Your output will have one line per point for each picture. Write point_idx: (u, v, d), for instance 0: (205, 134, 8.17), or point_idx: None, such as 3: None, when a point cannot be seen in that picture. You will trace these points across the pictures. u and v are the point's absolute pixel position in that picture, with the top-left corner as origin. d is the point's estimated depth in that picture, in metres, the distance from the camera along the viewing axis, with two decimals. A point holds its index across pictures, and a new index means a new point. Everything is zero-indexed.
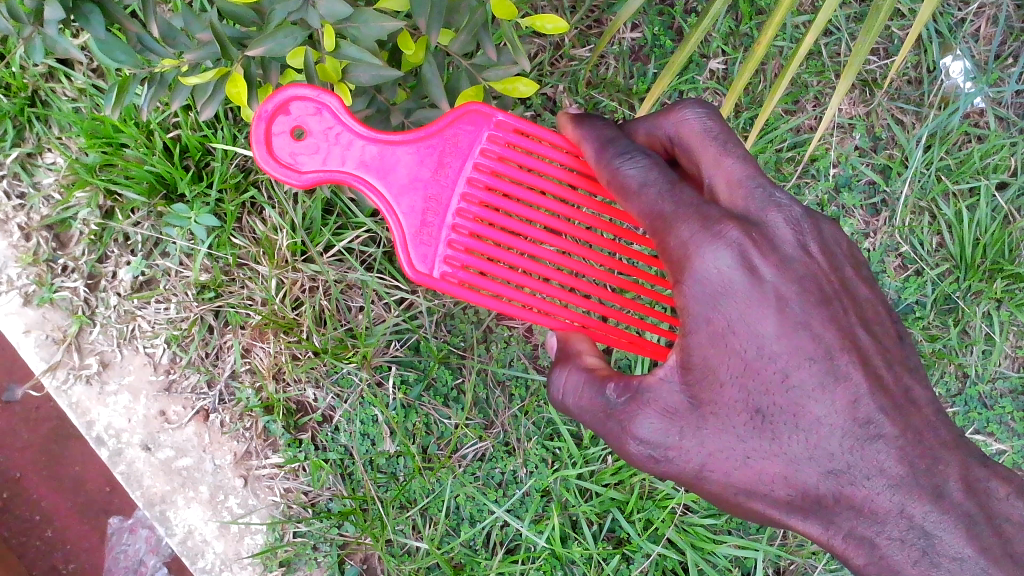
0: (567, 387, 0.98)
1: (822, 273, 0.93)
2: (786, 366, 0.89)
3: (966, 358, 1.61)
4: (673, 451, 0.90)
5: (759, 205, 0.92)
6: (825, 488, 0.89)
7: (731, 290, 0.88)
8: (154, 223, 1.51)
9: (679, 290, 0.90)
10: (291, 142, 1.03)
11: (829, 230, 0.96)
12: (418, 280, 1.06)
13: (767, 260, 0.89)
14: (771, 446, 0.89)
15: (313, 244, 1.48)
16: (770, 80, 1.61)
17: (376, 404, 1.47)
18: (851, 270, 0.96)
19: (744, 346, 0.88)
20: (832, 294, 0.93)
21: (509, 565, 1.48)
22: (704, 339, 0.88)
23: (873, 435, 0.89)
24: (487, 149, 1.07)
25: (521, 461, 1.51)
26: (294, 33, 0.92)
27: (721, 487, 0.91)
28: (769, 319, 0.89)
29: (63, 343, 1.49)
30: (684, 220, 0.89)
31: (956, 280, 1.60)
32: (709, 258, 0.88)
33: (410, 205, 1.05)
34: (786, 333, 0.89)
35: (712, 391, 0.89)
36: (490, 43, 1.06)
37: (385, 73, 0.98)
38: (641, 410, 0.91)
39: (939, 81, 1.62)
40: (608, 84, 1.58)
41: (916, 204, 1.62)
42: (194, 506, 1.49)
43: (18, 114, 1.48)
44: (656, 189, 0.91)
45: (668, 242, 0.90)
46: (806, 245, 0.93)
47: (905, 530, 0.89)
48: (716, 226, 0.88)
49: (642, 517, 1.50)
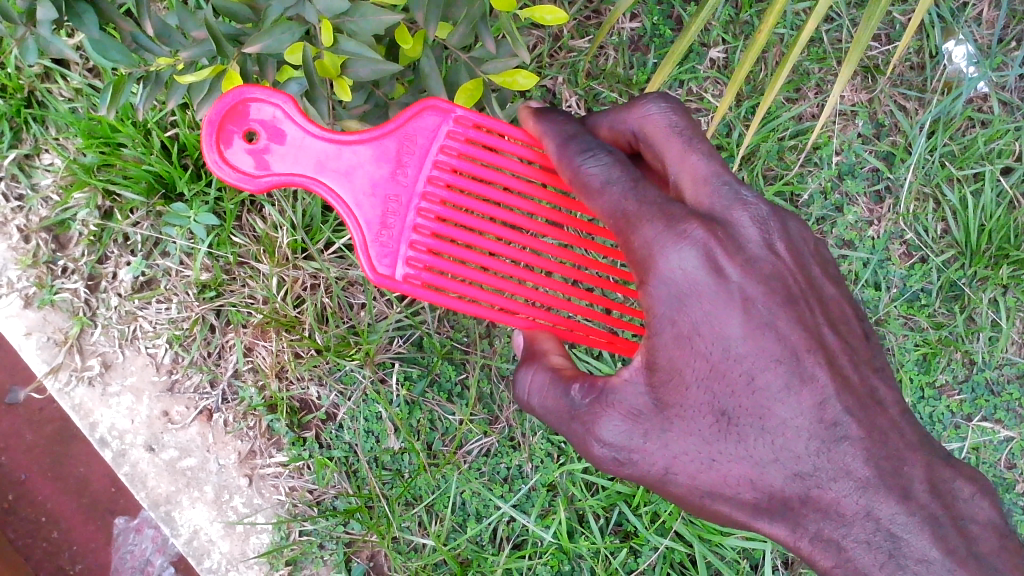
0: (532, 388, 0.98)
1: (789, 273, 0.89)
2: (751, 368, 0.85)
3: (973, 345, 1.59)
4: (637, 453, 0.88)
5: (724, 203, 0.88)
6: (792, 491, 0.86)
7: (696, 290, 0.85)
8: (154, 222, 1.50)
9: (643, 291, 0.87)
10: (245, 146, 1.02)
11: (796, 227, 0.93)
12: (381, 283, 1.05)
13: (733, 260, 0.86)
14: (737, 449, 0.86)
15: (313, 242, 1.47)
16: (771, 68, 1.59)
17: (380, 401, 1.47)
18: (818, 268, 0.92)
19: (709, 348, 0.85)
20: (799, 295, 0.88)
21: (515, 560, 1.48)
22: (668, 342, 0.85)
23: (839, 436, 0.86)
24: (447, 146, 1.06)
25: (526, 456, 1.50)
26: (291, 29, 0.92)
27: (686, 490, 0.88)
28: (735, 321, 0.85)
29: (64, 345, 1.48)
30: (647, 219, 0.86)
31: (961, 266, 1.59)
32: (673, 258, 0.84)
33: (371, 207, 1.04)
34: (753, 334, 0.85)
35: (679, 393, 0.86)
36: (490, 36, 1.05)
37: (384, 67, 0.97)
38: (604, 412, 0.88)
39: (942, 66, 1.60)
40: (607, 75, 1.56)
41: (920, 190, 1.60)
42: (199, 506, 1.49)
43: (15, 115, 1.47)
44: (618, 187, 0.88)
45: (631, 241, 0.87)
46: (772, 242, 0.89)
47: (871, 532, 0.85)
48: (680, 225, 0.85)
49: (648, 510, 1.49)
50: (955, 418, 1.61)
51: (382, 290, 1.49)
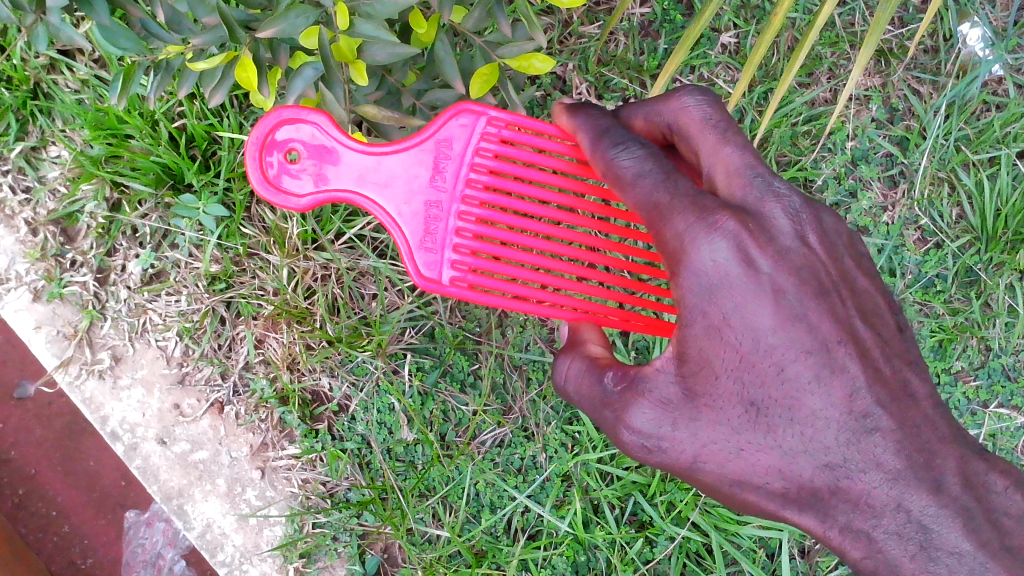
0: (569, 374, 0.98)
1: (820, 264, 0.87)
2: (782, 359, 0.84)
3: (989, 331, 1.58)
4: (666, 441, 0.86)
5: (757, 195, 0.87)
6: (822, 482, 0.84)
7: (727, 282, 0.83)
8: (162, 214, 1.49)
9: (675, 283, 0.85)
10: (285, 162, 1.02)
11: (830, 222, 0.91)
12: (427, 287, 1.04)
13: (765, 251, 0.84)
14: (766, 439, 0.84)
15: (325, 232, 1.46)
16: (784, 53, 1.57)
17: (393, 392, 1.46)
18: (851, 261, 0.90)
19: (740, 339, 0.83)
20: (830, 288, 0.87)
21: (531, 551, 1.47)
22: (698, 333, 0.84)
23: (870, 428, 0.84)
24: (483, 148, 1.04)
25: (541, 446, 1.48)
26: (306, 12, 0.89)
27: (715, 478, 0.87)
28: (765, 311, 0.84)
29: (74, 338, 1.47)
30: (680, 210, 0.84)
31: (978, 252, 1.58)
32: (705, 250, 0.83)
33: (411, 211, 1.03)
34: (785, 325, 0.84)
35: (709, 382, 0.84)
36: (505, 21, 1.02)
37: (401, 50, 0.95)
38: (635, 400, 0.88)
39: (957, 49, 1.58)
40: (618, 61, 1.55)
41: (935, 174, 1.58)
42: (212, 499, 1.48)
43: (21, 107, 1.46)
44: (651, 180, 0.87)
45: (663, 233, 0.85)
46: (805, 235, 0.87)
47: (902, 524, 0.84)
48: (712, 217, 0.83)
49: (664, 500, 1.48)
50: (972, 405, 1.59)
51: (394, 281, 1.49)
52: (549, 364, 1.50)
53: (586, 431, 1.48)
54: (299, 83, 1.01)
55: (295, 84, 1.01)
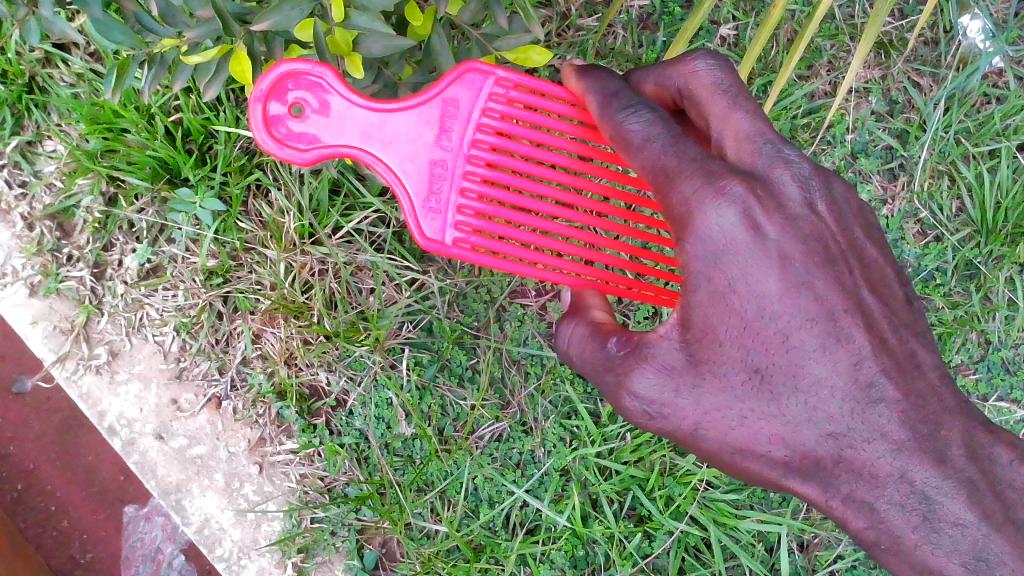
0: (572, 339, 0.98)
1: (828, 232, 0.87)
2: (787, 326, 0.84)
3: (989, 324, 1.57)
4: (668, 408, 0.86)
5: (766, 161, 0.86)
6: (825, 451, 0.84)
7: (733, 247, 0.83)
8: (159, 208, 1.49)
9: (680, 247, 0.85)
10: (289, 119, 1.00)
11: (840, 188, 0.89)
12: (430, 248, 1.04)
13: (771, 217, 0.84)
14: (769, 407, 0.84)
15: (322, 226, 1.46)
16: (784, 45, 1.56)
17: (390, 386, 1.45)
18: (861, 229, 0.89)
19: (744, 305, 0.83)
20: (837, 256, 0.86)
21: (530, 545, 1.46)
22: (704, 298, 0.84)
23: (875, 398, 0.83)
24: (489, 109, 1.04)
25: (538, 441, 1.48)
26: (301, 4, 0.88)
27: (717, 446, 0.86)
28: (771, 277, 0.84)
29: (71, 333, 1.47)
30: (687, 175, 0.84)
31: (977, 245, 1.57)
32: (711, 215, 0.83)
33: (416, 173, 1.02)
34: (790, 291, 0.84)
35: (713, 348, 0.84)
36: (501, 13, 1.01)
37: (397, 43, 0.94)
38: (637, 365, 0.87)
39: (957, 41, 1.57)
40: (617, 53, 1.54)
41: (935, 167, 1.58)
42: (210, 494, 1.47)
43: (17, 101, 1.46)
44: (659, 143, 0.86)
45: (671, 198, 0.85)
46: (813, 202, 0.86)
47: (905, 495, 0.83)
48: (719, 181, 0.83)
49: (663, 494, 1.47)
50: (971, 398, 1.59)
51: (392, 275, 1.49)
52: (548, 358, 1.49)
53: (584, 425, 1.47)
54: None
55: None
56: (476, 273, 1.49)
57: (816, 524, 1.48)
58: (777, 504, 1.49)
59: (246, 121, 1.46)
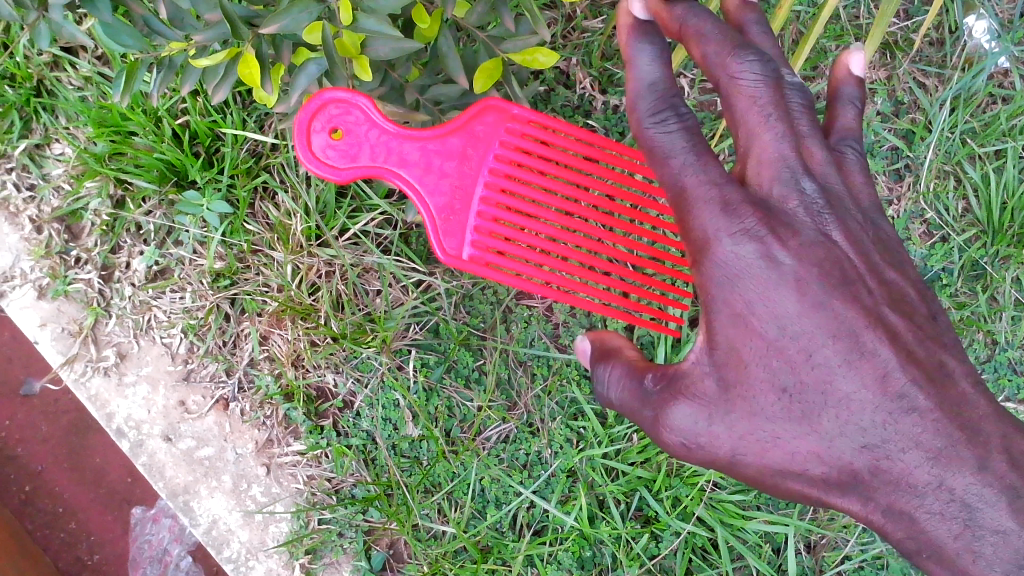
0: (610, 381, 0.98)
1: (846, 252, 0.87)
2: (807, 345, 0.85)
3: (995, 325, 1.57)
4: (704, 437, 0.88)
5: (783, 181, 0.87)
6: (861, 464, 0.85)
7: (752, 272, 0.85)
8: (166, 211, 1.49)
9: (701, 273, 0.87)
10: (327, 140, 1.01)
11: (853, 209, 0.90)
12: (449, 264, 1.06)
13: (787, 242, 0.85)
14: (802, 427, 0.85)
15: (329, 228, 1.46)
16: (789, 47, 1.56)
17: (397, 387, 1.45)
18: (878, 248, 0.90)
19: (765, 327, 0.85)
20: (855, 278, 0.87)
21: (537, 546, 1.46)
22: (724, 321, 0.86)
23: (907, 408, 0.84)
24: (508, 140, 1.08)
25: (545, 441, 1.48)
26: (309, 7, 0.88)
27: (757, 470, 0.88)
28: (790, 299, 0.85)
29: (80, 335, 1.48)
30: (703, 201, 0.85)
31: (984, 245, 1.57)
32: (728, 244, 0.85)
33: (438, 195, 1.05)
34: (808, 312, 0.85)
35: (740, 373, 0.86)
36: (508, 13, 1.02)
37: (405, 46, 0.94)
38: (672, 399, 0.89)
39: (962, 42, 1.58)
40: (622, 55, 1.55)
41: (940, 168, 1.58)
42: (218, 495, 1.48)
43: (25, 105, 1.48)
44: (677, 165, 0.87)
45: (689, 224, 0.87)
46: (827, 224, 0.87)
47: (945, 503, 0.84)
48: (736, 209, 0.85)
49: (670, 495, 1.47)
50: None
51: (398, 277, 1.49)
52: (554, 360, 1.49)
53: (591, 426, 1.47)
54: (303, 79, 0.98)
55: (298, 80, 0.98)
56: (483, 275, 1.50)
57: (823, 526, 1.47)
58: (784, 505, 1.48)
59: (252, 123, 1.46)
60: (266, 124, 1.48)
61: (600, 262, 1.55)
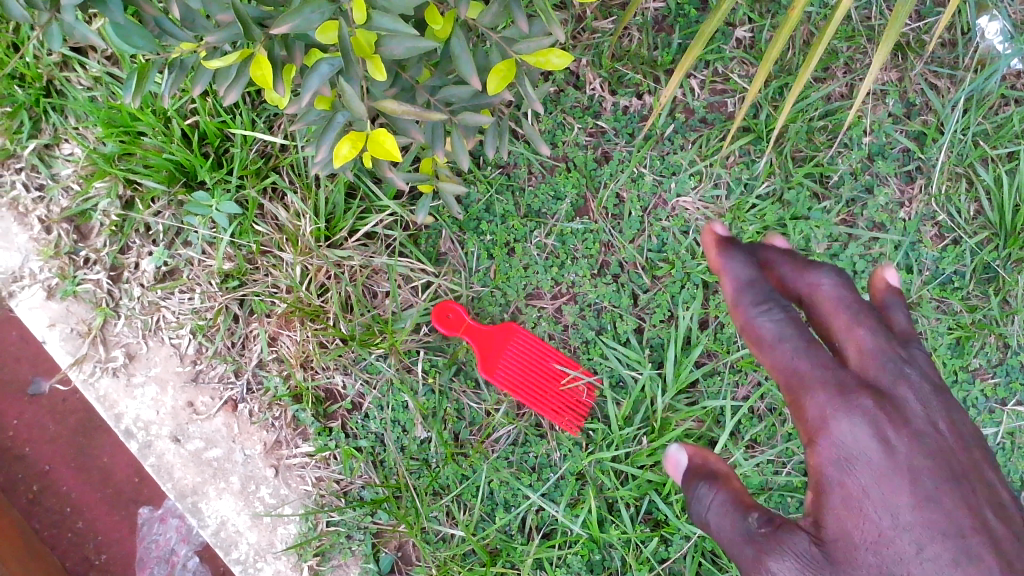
0: (709, 506, 0.88)
1: (954, 450, 0.81)
2: (920, 536, 0.74)
3: (1008, 328, 1.51)
4: None
5: (889, 384, 0.83)
6: None
7: (864, 458, 0.79)
8: (175, 212, 1.49)
9: (811, 452, 0.82)
10: None
11: (962, 423, 0.84)
12: None
13: (901, 433, 0.80)
14: None
15: (338, 229, 1.48)
16: (800, 48, 1.55)
17: (406, 390, 1.46)
18: (992, 471, 0.82)
19: (878, 511, 0.77)
20: (968, 475, 0.79)
21: (546, 550, 1.45)
22: (836, 501, 0.79)
23: None
24: None
25: (554, 445, 1.46)
26: (322, 7, 0.88)
27: None
28: (906, 489, 0.77)
29: (88, 336, 1.48)
30: (817, 387, 0.82)
31: (996, 248, 1.52)
32: (844, 428, 0.80)
33: None
34: (924, 503, 0.76)
35: (850, 549, 0.77)
36: (521, 12, 1.01)
37: (421, 45, 0.92)
38: (772, 552, 0.81)
39: (974, 43, 1.56)
40: (632, 56, 1.54)
41: (952, 170, 1.55)
42: (226, 497, 1.47)
43: (35, 105, 1.49)
44: (790, 346, 0.85)
45: (802, 405, 0.83)
46: (937, 423, 0.82)
47: None
48: (853, 396, 0.81)
49: (679, 498, 1.45)
50: (989, 402, 1.51)
51: (409, 278, 1.51)
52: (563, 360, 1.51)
53: (600, 429, 1.46)
54: (315, 79, 0.94)
55: (311, 80, 0.94)
56: (491, 277, 1.51)
57: None
58: (795, 509, 1.46)
59: (261, 124, 1.47)
60: (276, 125, 1.49)
61: (608, 263, 1.54)
